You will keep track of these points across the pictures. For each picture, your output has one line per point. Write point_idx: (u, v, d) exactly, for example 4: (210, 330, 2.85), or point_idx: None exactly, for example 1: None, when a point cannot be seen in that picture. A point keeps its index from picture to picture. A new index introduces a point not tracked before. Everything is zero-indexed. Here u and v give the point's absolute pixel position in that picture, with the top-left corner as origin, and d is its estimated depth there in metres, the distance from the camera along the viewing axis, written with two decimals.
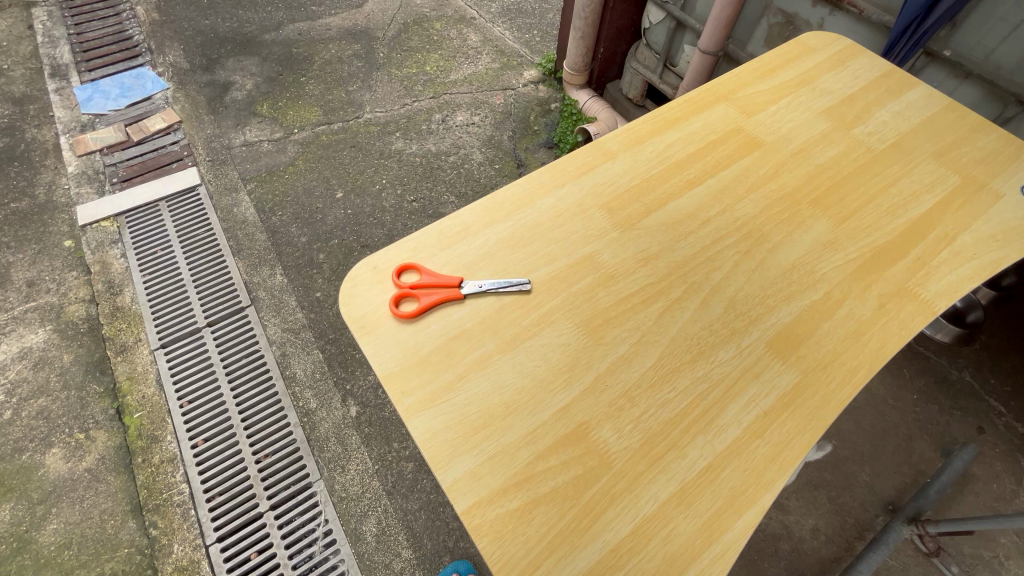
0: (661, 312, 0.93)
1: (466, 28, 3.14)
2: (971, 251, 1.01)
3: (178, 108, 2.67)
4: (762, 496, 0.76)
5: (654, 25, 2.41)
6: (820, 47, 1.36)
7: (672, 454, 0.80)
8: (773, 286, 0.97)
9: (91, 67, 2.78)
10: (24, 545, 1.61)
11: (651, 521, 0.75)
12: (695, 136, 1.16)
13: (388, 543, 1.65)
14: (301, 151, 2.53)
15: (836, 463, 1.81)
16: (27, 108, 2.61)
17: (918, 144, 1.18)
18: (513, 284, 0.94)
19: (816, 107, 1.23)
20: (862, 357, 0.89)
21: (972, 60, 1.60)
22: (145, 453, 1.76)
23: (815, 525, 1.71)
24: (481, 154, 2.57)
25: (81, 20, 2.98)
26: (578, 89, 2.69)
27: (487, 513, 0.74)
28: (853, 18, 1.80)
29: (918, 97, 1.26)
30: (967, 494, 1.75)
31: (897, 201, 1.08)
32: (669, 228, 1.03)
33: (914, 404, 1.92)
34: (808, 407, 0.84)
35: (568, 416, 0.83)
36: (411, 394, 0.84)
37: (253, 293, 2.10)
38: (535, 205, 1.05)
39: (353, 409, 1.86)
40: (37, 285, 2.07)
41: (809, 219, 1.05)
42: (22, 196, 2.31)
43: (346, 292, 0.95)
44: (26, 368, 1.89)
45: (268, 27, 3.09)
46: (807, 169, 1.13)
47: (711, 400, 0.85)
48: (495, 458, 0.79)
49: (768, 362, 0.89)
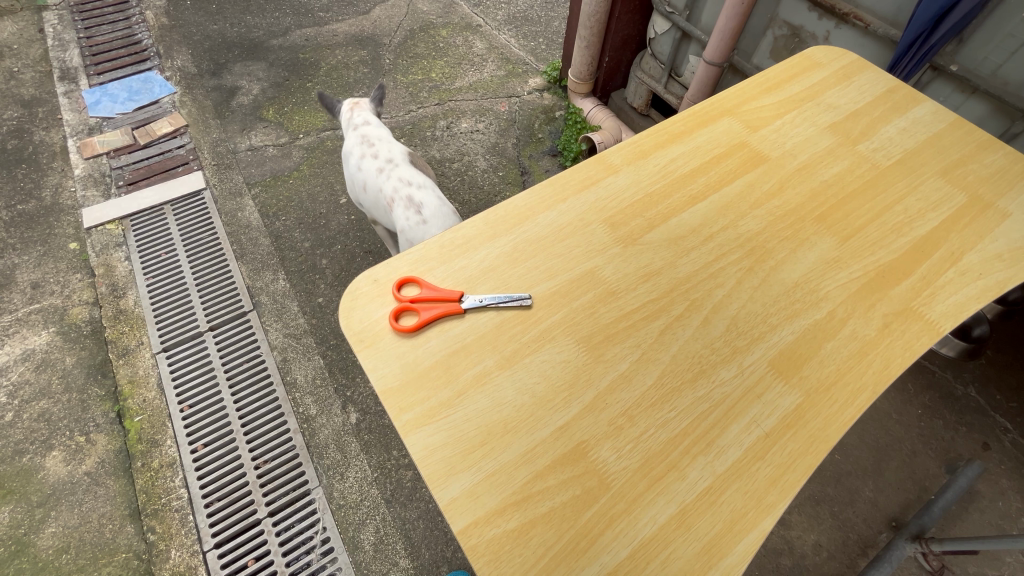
0: (662, 329, 0.93)
1: (472, 35, 3.15)
2: (977, 271, 1.00)
3: (185, 112, 2.69)
4: (763, 520, 0.75)
5: (660, 35, 2.41)
6: (826, 61, 1.35)
7: (671, 475, 0.79)
8: (776, 303, 0.96)
9: (100, 71, 2.80)
10: (23, 549, 1.60)
11: (649, 543, 0.74)
12: (698, 151, 1.16)
13: (386, 552, 1.64)
14: (306, 157, 2.54)
15: (838, 478, 1.79)
16: (36, 111, 2.64)
17: (924, 161, 1.17)
18: (514, 298, 0.94)
19: (821, 122, 1.22)
20: (867, 378, 0.88)
21: (980, 75, 1.59)
22: (145, 456, 1.76)
23: (817, 540, 1.69)
24: (485, 161, 2.57)
25: (91, 24, 3.01)
26: (583, 97, 2.71)
27: (484, 534, 0.73)
28: (858, 32, 1.79)
29: (925, 113, 1.26)
30: (972, 511, 1.73)
31: (903, 219, 1.07)
32: (671, 244, 1.03)
33: (919, 418, 1.90)
34: (811, 428, 0.83)
35: (567, 435, 0.82)
36: (410, 409, 0.84)
37: (256, 298, 2.10)
38: (537, 219, 1.05)
39: (352, 416, 1.86)
40: (41, 287, 2.08)
41: (813, 237, 1.04)
42: (29, 199, 2.32)
43: (346, 305, 0.95)
44: (28, 370, 1.90)
45: (276, 33, 3.11)
46: (812, 185, 1.12)
47: (712, 420, 0.84)
48: (494, 477, 0.78)
49: (771, 382, 0.88)
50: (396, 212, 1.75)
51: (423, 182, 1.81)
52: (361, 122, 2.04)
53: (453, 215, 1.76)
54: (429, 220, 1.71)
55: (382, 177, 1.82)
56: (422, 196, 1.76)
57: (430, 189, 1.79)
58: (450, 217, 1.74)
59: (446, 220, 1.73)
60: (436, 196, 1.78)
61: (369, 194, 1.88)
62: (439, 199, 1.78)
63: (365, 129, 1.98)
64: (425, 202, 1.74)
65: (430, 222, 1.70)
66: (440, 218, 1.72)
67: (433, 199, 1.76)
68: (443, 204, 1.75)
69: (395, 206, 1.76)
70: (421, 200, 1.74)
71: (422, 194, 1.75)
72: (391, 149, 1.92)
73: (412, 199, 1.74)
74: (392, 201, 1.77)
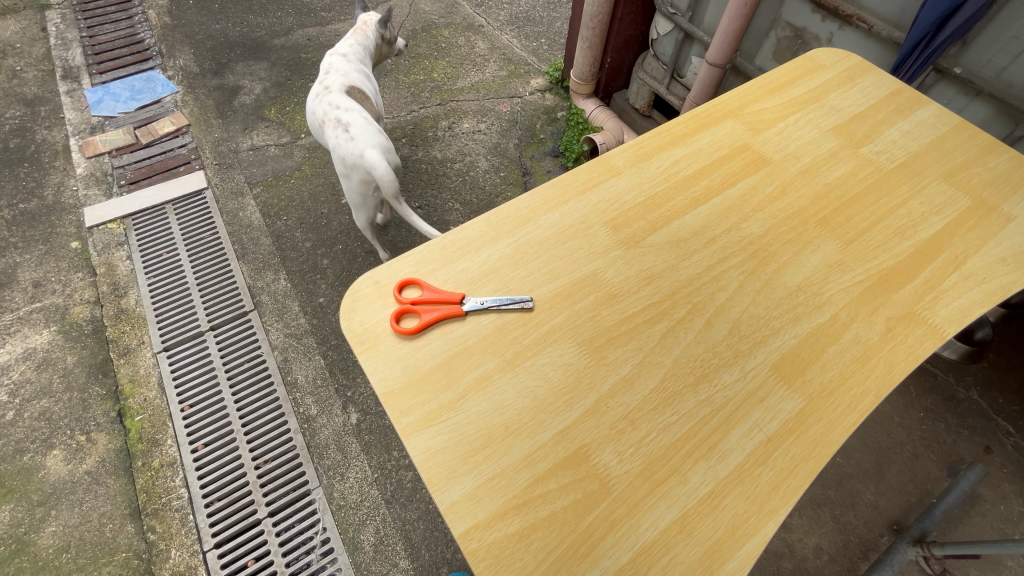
0: (664, 332, 0.92)
1: (475, 35, 3.15)
2: (981, 275, 0.99)
3: (187, 112, 2.69)
4: (765, 526, 0.75)
5: (662, 36, 2.41)
6: (830, 63, 1.35)
7: (672, 480, 0.78)
8: (779, 307, 0.96)
9: (102, 70, 2.80)
10: (23, 547, 1.60)
11: (650, 548, 0.73)
12: (701, 153, 1.16)
13: (386, 553, 1.64)
14: (307, 157, 2.54)
15: (839, 481, 1.78)
16: (38, 109, 2.64)
17: (928, 164, 1.16)
18: (515, 301, 0.93)
19: (824, 125, 1.22)
20: (870, 383, 0.87)
21: (983, 77, 1.59)
22: (145, 455, 1.76)
23: (818, 543, 1.69)
24: (487, 162, 2.57)
25: (94, 22, 3.02)
26: (585, 98, 2.71)
27: (484, 538, 0.73)
28: (861, 34, 1.79)
29: (928, 116, 1.25)
30: (973, 515, 1.73)
31: (906, 222, 1.07)
32: (674, 246, 1.02)
33: (921, 422, 1.90)
34: (813, 433, 0.83)
35: (568, 438, 0.82)
36: (410, 412, 0.84)
37: (257, 297, 2.10)
38: (539, 221, 1.04)
39: (353, 417, 1.86)
40: (43, 285, 2.08)
41: (816, 240, 1.04)
42: (30, 197, 2.33)
43: (347, 307, 0.94)
44: (30, 368, 1.90)
45: (278, 32, 3.11)
46: (815, 188, 1.11)
47: (713, 424, 0.83)
48: (495, 481, 0.78)
49: (773, 386, 0.87)
50: (327, 132, 1.77)
51: (353, 107, 1.81)
52: (329, 56, 2.11)
53: (382, 133, 1.76)
54: (356, 136, 1.70)
55: (318, 101, 1.85)
56: (350, 118, 1.76)
57: (359, 111, 1.79)
58: (378, 134, 1.74)
59: (374, 136, 1.72)
60: (365, 118, 1.79)
61: (310, 121, 1.92)
62: (368, 120, 1.78)
63: (326, 62, 2.04)
64: (353, 122, 1.75)
65: (358, 138, 1.70)
66: (367, 135, 1.71)
67: (361, 119, 1.76)
68: (371, 123, 1.76)
69: (325, 127, 1.78)
70: (346, 121, 1.74)
71: (351, 115, 1.76)
72: (338, 78, 1.95)
73: (341, 119, 1.75)
74: (323, 122, 1.79)
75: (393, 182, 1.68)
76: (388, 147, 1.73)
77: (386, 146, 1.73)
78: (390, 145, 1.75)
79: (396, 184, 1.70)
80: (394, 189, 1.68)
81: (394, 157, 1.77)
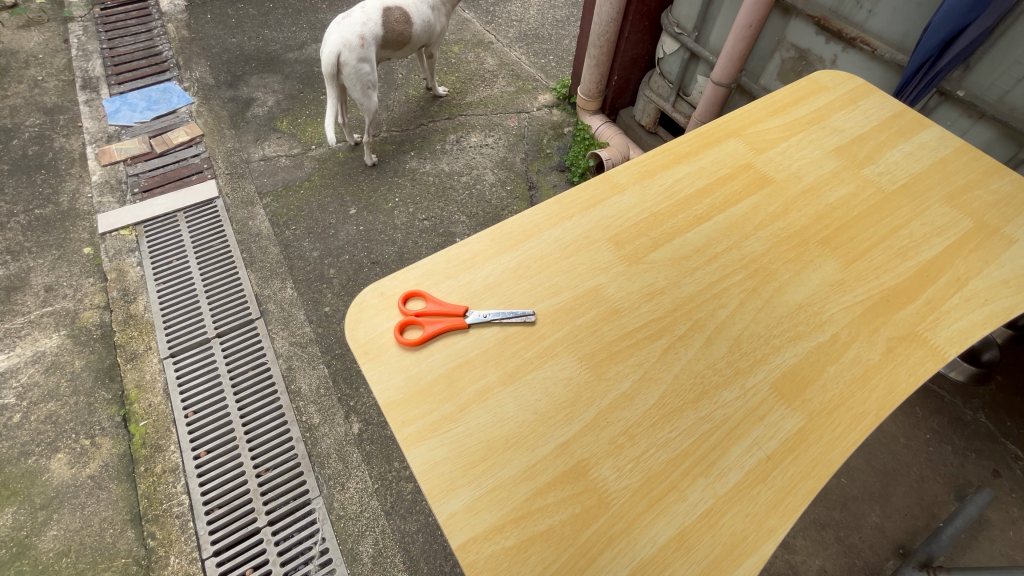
0: (664, 349, 0.93)
1: (484, 52, 3.22)
2: (983, 297, 1.00)
3: (201, 122, 2.75)
4: (764, 545, 0.75)
5: (669, 55, 2.46)
6: (832, 86, 1.37)
7: (672, 496, 0.79)
8: (780, 325, 0.97)
9: (121, 80, 2.88)
10: (24, 551, 1.61)
11: (649, 564, 0.73)
12: (704, 171, 1.17)
13: (384, 565, 1.63)
14: (317, 168, 2.60)
15: (845, 502, 1.76)
16: (57, 118, 2.71)
17: (929, 186, 1.17)
18: (517, 314, 0.95)
19: (827, 146, 1.24)
20: (870, 403, 0.87)
21: (986, 101, 1.60)
22: (148, 461, 1.77)
23: (822, 566, 1.66)
24: (493, 175, 2.60)
25: (115, 35, 3.11)
26: (591, 115, 2.74)
27: (482, 550, 0.73)
28: (865, 56, 1.81)
29: (930, 139, 1.27)
30: (981, 540, 1.69)
31: (907, 243, 1.08)
32: (675, 263, 1.04)
33: (927, 443, 1.88)
34: (812, 453, 0.83)
35: (568, 452, 0.82)
36: (412, 423, 0.84)
37: (263, 306, 2.13)
38: (542, 237, 1.06)
39: (355, 426, 1.87)
40: (54, 290, 2.12)
41: (818, 259, 1.05)
42: (46, 204, 2.38)
43: (352, 317, 0.96)
44: (38, 371, 1.92)
45: (292, 46, 3.19)
46: (817, 208, 1.13)
47: (713, 442, 0.84)
48: (494, 494, 0.78)
49: (773, 404, 0.88)
50: None
51: (374, 15, 2.24)
52: None
53: (362, 37, 2.19)
54: (341, 23, 2.18)
55: None
56: (356, 16, 2.21)
57: (368, 17, 2.21)
58: (354, 34, 2.17)
59: (351, 33, 2.17)
60: (365, 23, 2.21)
61: None
62: (364, 25, 2.20)
63: None
64: (354, 16, 2.21)
65: (339, 25, 2.17)
66: (348, 27, 2.17)
67: (361, 20, 2.21)
68: (361, 26, 2.18)
69: None
70: (351, 14, 2.21)
71: (360, 15, 2.21)
72: None
73: (352, 13, 2.22)
74: None
75: (328, 65, 2.19)
76: (352, 46, 2.17)
77: (352, 45, 2.17)
78: (359, 47, 2.19)
79: (332, 68, 2.20)
80: (327, 71, 2.20)
81: (357, 56, 2.20)
